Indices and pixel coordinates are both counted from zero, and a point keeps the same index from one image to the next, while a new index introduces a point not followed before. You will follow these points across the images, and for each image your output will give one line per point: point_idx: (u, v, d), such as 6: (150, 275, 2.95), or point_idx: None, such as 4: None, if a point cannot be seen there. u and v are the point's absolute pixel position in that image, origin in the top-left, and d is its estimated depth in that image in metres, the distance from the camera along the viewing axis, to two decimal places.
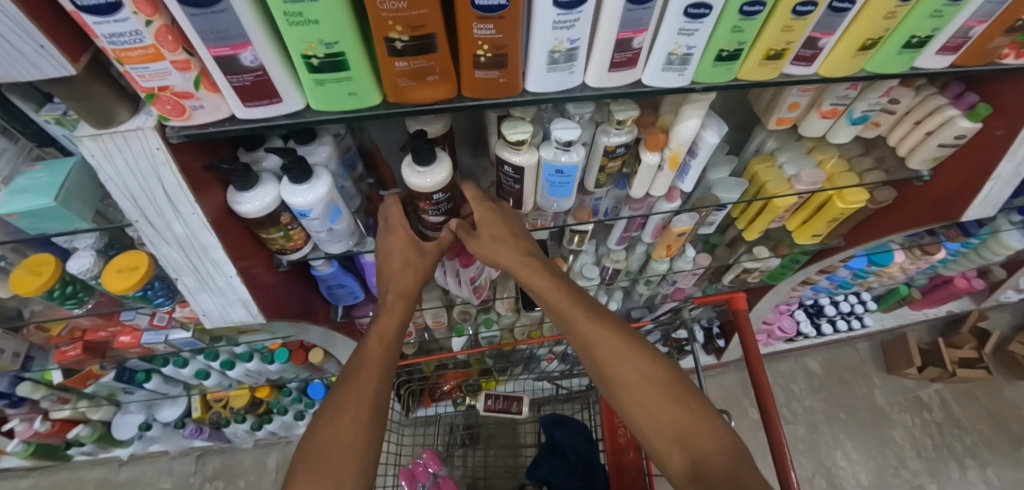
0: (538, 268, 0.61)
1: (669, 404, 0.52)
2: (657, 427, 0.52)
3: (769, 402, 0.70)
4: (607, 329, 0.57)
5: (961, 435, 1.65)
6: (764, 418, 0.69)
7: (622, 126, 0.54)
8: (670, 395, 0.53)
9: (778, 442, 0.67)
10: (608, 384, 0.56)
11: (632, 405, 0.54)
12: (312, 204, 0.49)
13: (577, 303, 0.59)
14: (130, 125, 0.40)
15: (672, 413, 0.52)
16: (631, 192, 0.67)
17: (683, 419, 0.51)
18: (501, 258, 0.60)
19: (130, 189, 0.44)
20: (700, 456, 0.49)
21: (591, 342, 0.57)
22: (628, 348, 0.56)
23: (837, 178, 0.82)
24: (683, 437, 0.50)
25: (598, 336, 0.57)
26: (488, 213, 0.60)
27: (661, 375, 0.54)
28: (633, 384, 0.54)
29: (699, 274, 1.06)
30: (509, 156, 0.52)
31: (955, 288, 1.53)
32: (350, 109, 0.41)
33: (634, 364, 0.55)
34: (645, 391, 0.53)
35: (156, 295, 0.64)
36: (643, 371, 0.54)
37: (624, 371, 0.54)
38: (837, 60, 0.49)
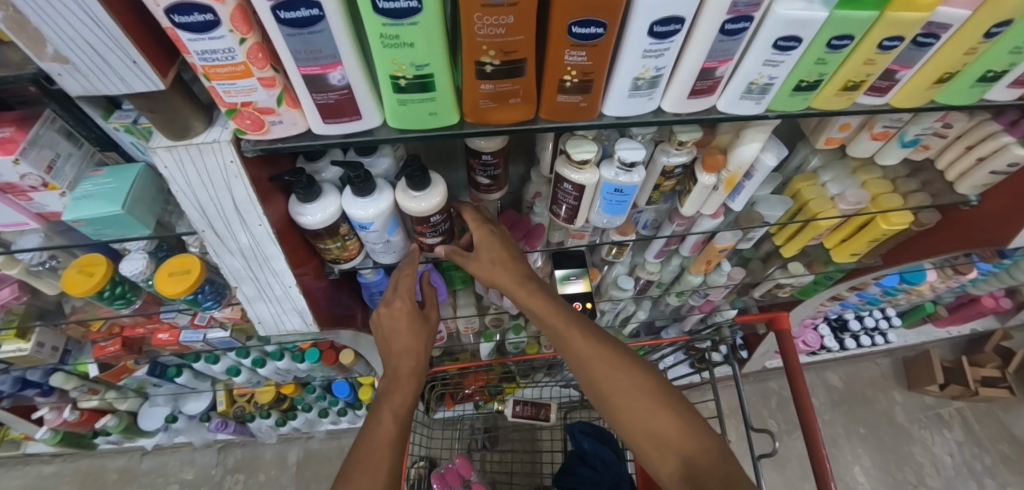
0: (536, 289, 0.59)
1: (659, 412, 0.53)
2: (648, 434, 0.52)
3: (815, 431, 0.68)
4: (598, 342, 0.57)
5: (981, 455, 1.64)
6: (810, 446, 0.68)
7: (682, 147, 0.53)
8: (660, 403, 0.53)
9: (823, 471, 0.66)
10: (599, 396, 0.56)
11: (624, 416, 0.54)
12: (374, 218, 0.50)
13: (573, 323, 0.58)
14: (205, 137, 0.40)
15: (663, 420, 0.52)
16: (681, 210, 0.67)
17: (675, 428, 0.52)
18: (501, 279, 0.60)
19: (199, 201, 0.44)
20: (692, 462, 0.50)
21: (584, 357, 0.56)
22: (617, 360, 0.56)
23: (881, 200, 0.80)
24: (673, 442, 0.51)
25: (588, 351, 0.56)
26: (486, 237, 0.60)
27: (650, 384, 0.55)
28: (625, 396, 0.54)
29: (731, 287, 1.05)
30: (569, 174, 0.52)
31: (982, 307, 1.50)
32: (426, 128, 0.41)
33: (625, 375, 0.55)
34: (634, 401, 0.54)
35: (204, 299, 0.65)
36: (633, 381, 0.55)
37: (615, 384, 0.54)
38: (910, 92, 0.48)
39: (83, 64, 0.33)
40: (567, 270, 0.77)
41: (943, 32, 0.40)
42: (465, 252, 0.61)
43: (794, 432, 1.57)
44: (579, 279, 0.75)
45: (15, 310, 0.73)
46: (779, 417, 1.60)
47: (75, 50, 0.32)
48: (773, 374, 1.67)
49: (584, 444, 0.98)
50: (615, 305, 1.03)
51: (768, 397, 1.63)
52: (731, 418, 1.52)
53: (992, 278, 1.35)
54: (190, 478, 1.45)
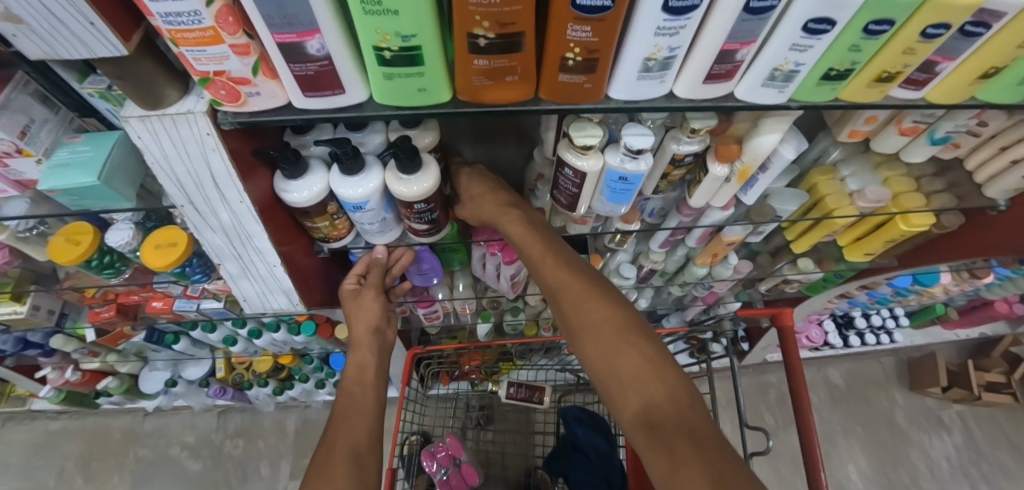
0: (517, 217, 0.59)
1: (624, 351, 0.49)
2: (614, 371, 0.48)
3: (811, 428, 0.66)
4: (571, 273, 0.55)
5: (978, 460, 1.63)
6: (803, 443, 0.66)
7: (695, 134, 0.50)
8: (626, 340, 0.49)
9: (816, 466, 0.64)
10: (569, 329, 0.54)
11: (590, 352, 0.51)
12: (362, 197, 0.46)
13: (551, 254, 0.57)
14: (180, 108, 0.37)
15: (628, 357, 0.48)
16: (689, 201, 0.63)
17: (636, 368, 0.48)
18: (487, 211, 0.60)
19: (177, 174, 0.41)
20: (651, 403, 0.45)
21: (555, 287, 0.55)
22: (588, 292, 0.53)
23: (902, 199, 0.76)
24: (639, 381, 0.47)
25: (561, 282, 0.55)
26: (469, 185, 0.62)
27: (622, 321, 0.51)
28: (594, 328, 0.51)
29: (737, 281, 1.03)
30: (572, 159, 0.49)
31: (994, 311, 1.47)
32: (414, 105, 0.38)
33: (595, 305, 0.52)
34: (601, 334, 0.50)
35: (193, 272, 0.63)
36: (603, 313, 0.52)
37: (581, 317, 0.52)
38: (951, 87, 0.43)
39: (39, 24, 0.30)
40: None
41: (996, 21, 0.35)
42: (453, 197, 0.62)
43: (790, 427, 1.57)
44: None
45: (8, 274, 0.72)
46: (776, 411, 1.60)
47: (26, 8, 0.29)
48: (773, 367, 1.66)
49: (578, 432, 0.97)
50: None
51: (767, 390, 1.62)
52: (726, 408, 1.52)
53: (1008, 284, 1.31)
54: (191, 441, 1.49)
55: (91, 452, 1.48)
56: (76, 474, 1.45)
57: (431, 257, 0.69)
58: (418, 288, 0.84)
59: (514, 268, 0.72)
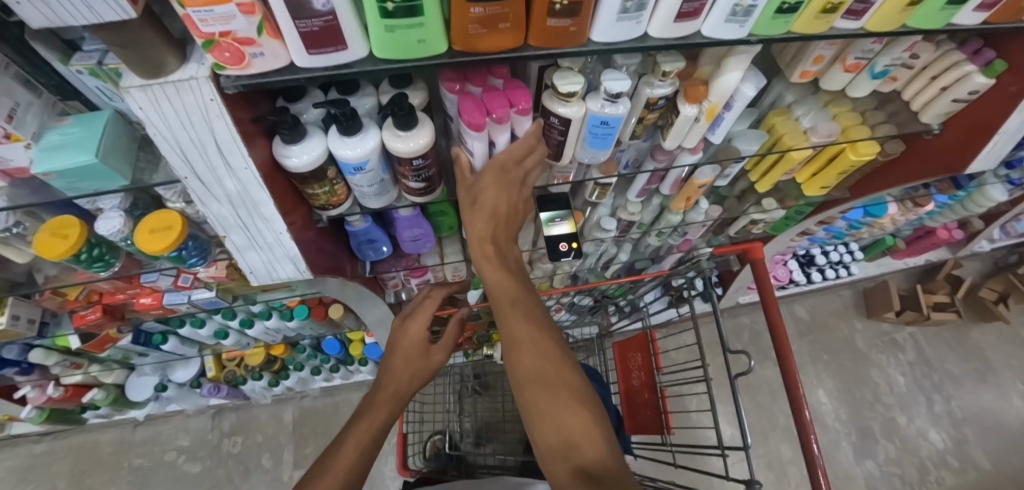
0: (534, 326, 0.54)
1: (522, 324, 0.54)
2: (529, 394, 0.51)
3: (779, 325, 0.76)
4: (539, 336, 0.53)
5: (930, 373, 1.83)
6: (775, 336, 0.76)
7: (666, 78, 0.54)
8: (590, 419, 0.49)
9: (785, 351, 0.75)
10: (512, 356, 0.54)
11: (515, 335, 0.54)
12: (361, 158, 0.48)
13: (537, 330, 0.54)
14: (182, 74, 0.37)
15: (563, 400, 0.50)
16: (663, 144, 0.68)
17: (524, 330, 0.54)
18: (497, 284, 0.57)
19: (180, 144, 0.41)
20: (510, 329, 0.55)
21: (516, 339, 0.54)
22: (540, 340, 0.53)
23: (850, 131, 0.84)
24: (554, 407, 0.50)
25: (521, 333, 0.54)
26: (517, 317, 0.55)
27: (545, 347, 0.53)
28: (513, 323, 0.54)
29: (709, 224, 1.10)
30: (556, 107, 0.52)
31: (937, 238, 1.63)
32: (413, 57, 0.40)
33: (560, 414, 0.49)
34: (538, 352, 0.52)
35: (189, 256, 0.63)
36: (547, 379, 0.51)
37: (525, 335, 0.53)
38: (886, 15, 0.49)
39: None
40: (550, 212, 0.80)
41: None
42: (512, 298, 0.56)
43: (764, 362, 1.70)
44: (564, 221, 0.78)
45: None
46: (751, 348, 1.73)
47: None
48: (745, 309, 1.78)
49: None
50: (598, 247, 1.07)
51: (741, 331, 1.75)
52: (707, 351, 1.64)
53: (946, 210, 1.46)
54: (186, 445, 1.48)
55: (80, 470, 1.44)
56: None
57: (422, 221, 0.71)
58: (410, 257, 0.87)
59: None
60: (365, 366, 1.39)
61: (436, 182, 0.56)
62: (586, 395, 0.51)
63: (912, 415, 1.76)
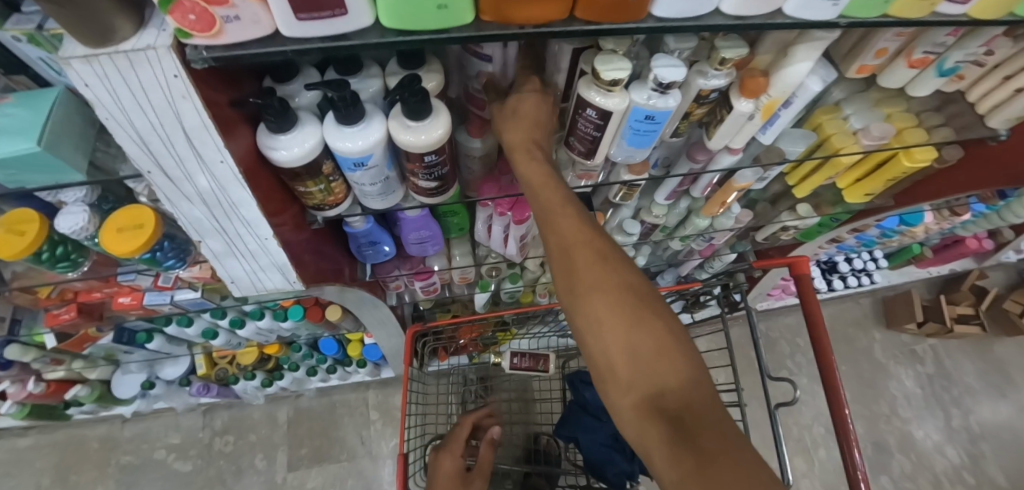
0: (592, 239, 0.44)
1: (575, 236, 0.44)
2: (590, 316, 0.42)
3: (828, 357, 0.67)
4: (595, 248, 0.43)
5: (950, 386, 1.75)
6: (823, 370, 0.67)
7: (724, 66, 0.46)
8: (668, 339, 0.40)
9: (836, 391, 0.65)
10: (564, 275, 0.44)
11: (566, 247, 0.44)
12: (364, 151, 0.40)
13: (593, 246, 0.43)
14: (135, 43, 0.29)
15: (636, 321, 0.41)
16: (708, 144, 0.60)
17: (581, 241, 0.43)
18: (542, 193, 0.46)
19: (139, 130, 0.33)
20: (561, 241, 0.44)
21: (567, 249, 0.43)
22: (604, 255, 0.43)
23: (905, 134, 0.76)
24: (625, 329, 0.41)
25: (576, 242, 0.43)
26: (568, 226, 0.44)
27: (608, 264, 0.43)
28: (565, 233, 0.44)
29: (737, 230, 1.02)
30: (595, 96, 0.44)
31: (965, 248, 1.55)
32: (433, 28, 0.32)
33: (632, 336, 0.40)
34: (597, 267, 0.42)
35: (166, 257, 0.56)
36: (613, 299, 0.41)
37: (580, 252, 0.43)
38: (996, 2, 0.41)
39: None
40: None
41: None
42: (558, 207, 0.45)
43: (779, 372, 1.64)
44: None
45: None
46: (766, 357, 1.66)
47: None
48: (760, 316, 1.71)
49: (587, 394, 0.95)
50: None
51: (756, 339, 1.68)
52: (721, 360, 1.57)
53: (981, 221, 1.37)
54: (177, 442, 1.42)
55: (66, 466, 1.39)
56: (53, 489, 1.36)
57: (431, 223, 0.63)
58: (415, 259, 0.79)
59: (525, 227, 0.68)
60: (364, 367, 1.32)
61: (452, 181, 0.48)
62: (662, 315, 0.42)
63: (930, 430, 1.69)
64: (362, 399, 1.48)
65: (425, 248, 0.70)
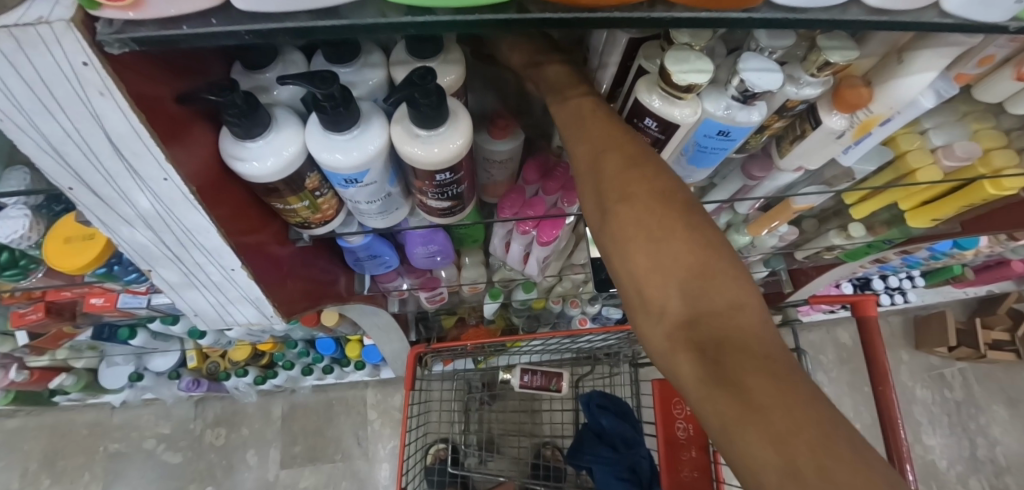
0: (618, 134, 0.33)
1: (598, 132, 0.34)
2: (609, 226, 0.31)
3: (894, 423, 0.56)
4: (621, 145, 0.33)
5: (977, 415, 1.65)
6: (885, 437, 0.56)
7: (822, 72, 0.36)
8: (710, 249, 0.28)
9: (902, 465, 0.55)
10: (586, 179, 0.34)
11: (586, 148, 0.34)
12: (359, 165, 0.31)
13: (617, 142, 0.33)
14: (17, 13, 0.19)
15: (666, 228, 0.29)
16: (777, 163, 0.50)
17: (604, 136, 0.33)
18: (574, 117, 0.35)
19: (46, 136, 0.24)
20: (581, 140, 0.34)
21: (589, 148, 0.34)
22: (633, 151, 0.32)
23: (993, 156, 0.64)
24: (649, 239, 0.29)
25: (598, 139, 0.33)
26: (592, 128, 0.34)
27: (637, 160, 0.32)
28: (589, 133, 0.34)
29: (777, 248, 0.92)
30: (660, 105, 0.34)
31: (1011, 270, 1.44)
32: (469, 4, 0.23)
33: (661, 248, 0.28)
34: (621, 164, 0.32)
35: (126, 271, 0.47)
36: (642, 201, 0.30)
37: (601, 148, 0.33)
38: None
39: None
40: None
41: None
42: (583, 111, 0.35)
43: None
44: None
45: None
46: None
47: None
48: None
49: (602, 421, 0.88)
50: None
51: None
52: None
53: None
54: (167, 433, 1.37)
55: (54, 452, 1.34)
56: (40, 474, 1.32)
57: (442, 238, 0.54)
58: (420, 270, 0.70)
59: (550, 247, 0.59)
60: (362, 367, 1.25)
61: (471, 200, 0.39)
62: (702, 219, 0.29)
63: (952, 458, 1.60)
64: (360, 397, 1.42)
65: (438, 262, 0.62)
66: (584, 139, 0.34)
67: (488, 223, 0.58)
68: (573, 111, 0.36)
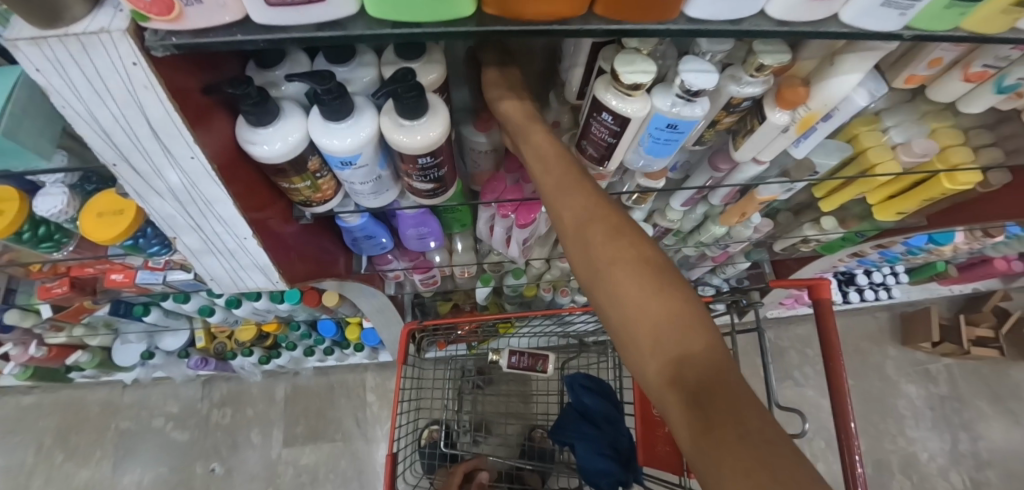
0: (602, 207, 0.40)
1: (585, 203, 0.41)
2: (597, 278, 0.38)
3: (843, 392, 0.61)
4: (605, 216, 0.40)
5: (960, 410, 1.69)
6: (834, 406, 0.61)
7: (760, 73, 0.41)
8: (671, 293, 0.35)
9: (848, 434, 0.59)
10: (577, 244, 0.40)
11: (575, 217, 0.41)
12: (352, 150, 0.37)
13: (602, 214, 0.40)
14: (86, 23, 0.25)
15: (645, 287, 0.35)
16: (734, 155, 0.55)
17: (590, 208, 0.40)
18: (547, 170, 0.43)
19: (99, 121, 0.30)
20: (571, 208, 0.41)
21: (578, 217, 0.40)
22: (615, 222, 0.39)
23: (950, 153, 0.69)
24: (633, 296, 0.36)
25: (586, 210, 0.40)
26: (574, 195, 0.41)
27: (618, 229, 0.39)
28: (576, 203, 0.41)
29: (755, 240, 0.97)
30: (614, 101, 0.40)
31: (993, 268, 1.48)
32: (433, 18, 0.28)
33: (636, 295, 0.36)
34: (606, 234, 0.39)
35: (149, 245, 0.53)
36: (625, 264, 0.37)
37: (589, 218, 0.40)
38: None
39: None
40: None
41: None
42: (552, 160, 0.43)
43: (785, 382, 1.60)
44: None
45: None
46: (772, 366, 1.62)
47: None
48: (770, 324, 1.66)
49: (585, 400, 0.93)
50: None
51: (764, 346, 1.63)
52: None
53: (1015, 242, 1.29)
54: (175, 411, 1.44)
55: (69, 427, 1.42)
56: (56, 448, 1.39)
57: (430, 220, 0.59)
58: (414, 252, 0.76)
59: (529, 229, 0.64)
60: (361, 350, 1.31)
61: (452, 185, 0.44)
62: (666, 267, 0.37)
63: (934, 451, 1.64)
64: (360, 380, 1.48)
65: (427, 244, 0.67)
66: (572, 206, 0.41)
67: (473, 205, 0.63)
68: (541, 156, 0.43)
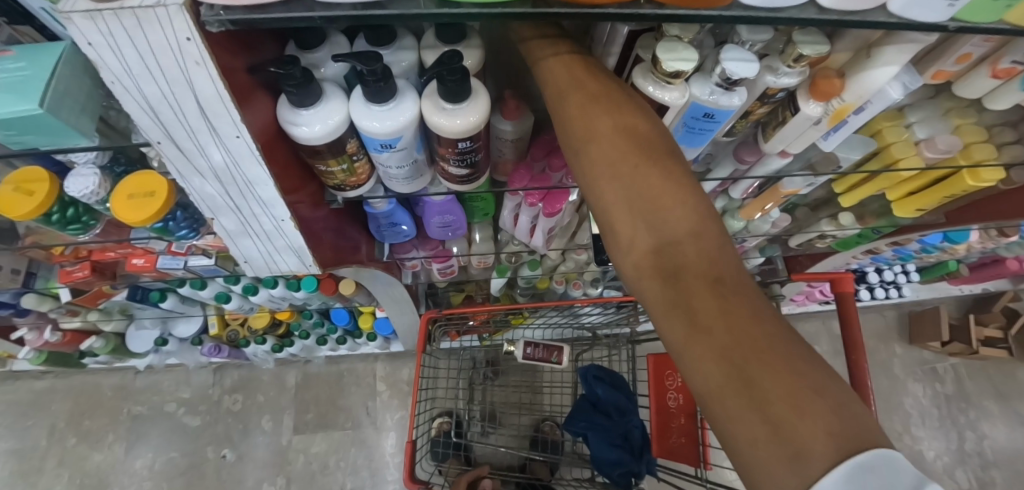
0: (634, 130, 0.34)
1: (618, 120, 0.34)
2: (619, 197, 0.32)
3: (865, 385, 0.60)
4: (635, 138, 0.34)
5: (967, 409, 1.69)
6: (856, 399, 0.60)
7: (798, 64, 0.41)
8: (676, 191, 0.31)
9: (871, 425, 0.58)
10: (596, 160, 0.34)
11: (598, 134, 0.34)
12: (393, 132, 0.37)
13: (633, 135, 0.34)
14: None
15: (680, 224, 0.30)
16: (763, 148, 0.56)
17: (619, 125, 0.34)
18: (560, 87, 0.37)
19: (147, 98, 0.30)
20: (592, 125, 0.35)
21: (602, 134, 0.34)
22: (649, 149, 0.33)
23: (973, 149, 0.68)
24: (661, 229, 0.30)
25: (615, 129, 0.34)
26: (599, 117, 0.35)
27: (653, 156, 0.33)
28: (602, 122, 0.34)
29: (771, 235, 0.97)
30: (653, 89, 0.40)
31: (1004, 268, 1.47)
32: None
33: (633, 186, 0.32)
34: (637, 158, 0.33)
35: (178, 227, 0.54)
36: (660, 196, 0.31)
37: (617, 136, 0.34)
38: None
39: None
40: None
41: None
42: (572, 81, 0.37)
43: None
44: None
45: None
46: None
47: None
48: None
49: (598, 391, 0.93)
50: None
51: None
52: None
53: None
54: (187, 397, 1.45)
55: (81, 412, 1.43)
56: (69, 432, 1.41)
57: (456, 207, 0.59)
58: (434, 241, 0.76)
59: (555, 219, 0.65)
60: (374, 339, 1.32)
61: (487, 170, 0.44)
62: (670, 161, 0.33)
63: (940, 450, 1.64)
64: (370, 369, 1.49)
65: (451, 233, 0.67)
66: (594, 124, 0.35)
67: (500, 194, 0.64)
68: (552, 74, 0.38)
